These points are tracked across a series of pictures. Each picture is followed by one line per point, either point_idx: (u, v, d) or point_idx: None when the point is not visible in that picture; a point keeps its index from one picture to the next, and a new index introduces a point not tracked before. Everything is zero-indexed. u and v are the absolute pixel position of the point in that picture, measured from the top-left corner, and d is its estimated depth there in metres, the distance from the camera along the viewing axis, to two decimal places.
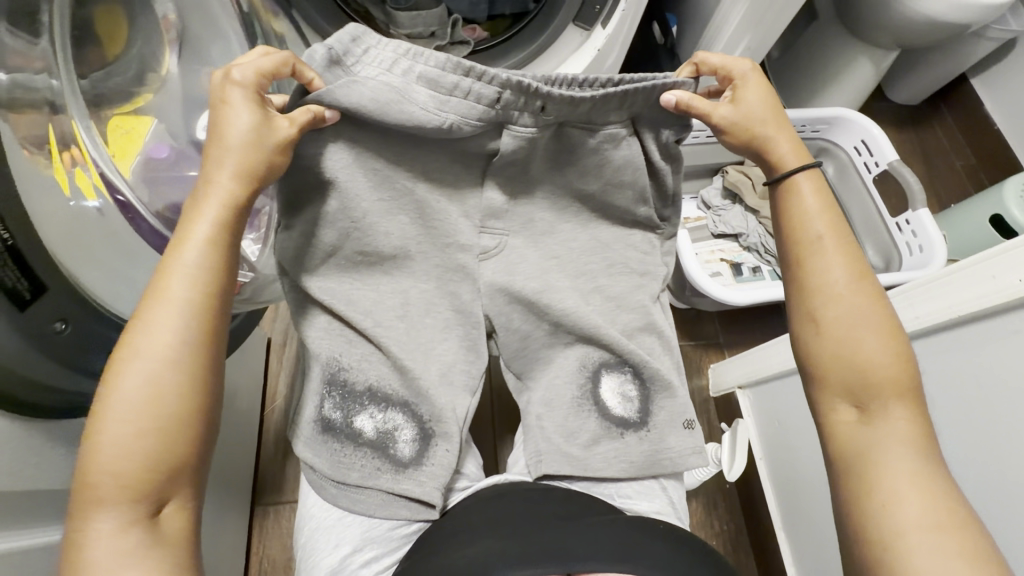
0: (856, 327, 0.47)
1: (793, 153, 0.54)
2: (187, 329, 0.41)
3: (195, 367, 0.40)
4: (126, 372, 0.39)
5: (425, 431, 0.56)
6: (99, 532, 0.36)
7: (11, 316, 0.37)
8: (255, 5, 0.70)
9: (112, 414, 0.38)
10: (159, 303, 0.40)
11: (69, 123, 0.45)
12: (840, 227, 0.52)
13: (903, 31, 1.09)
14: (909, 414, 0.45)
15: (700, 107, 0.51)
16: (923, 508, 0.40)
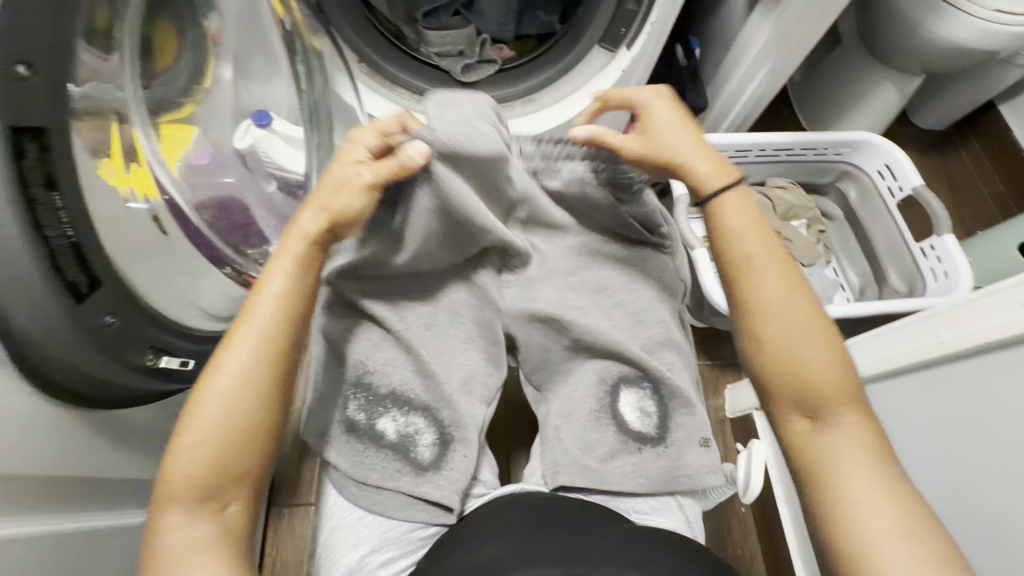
0: (801, 342, 0.48)
1: (712, 172, 0.55)
2: (262, 354, 0.45)
3: (267, 387, 0.45)
4: (212, 383, 0.44)
5: (445, 436, 0.57)
6: (171, 522, 0.41)
7: (71, 310, 0.37)
8: (298, 24, 0.73)
9: (194, 423, 0.43)
10: (248, 326, 0.46)
11: (131, 131, 0.49)
12: (769, 236, 0.53)
13: (929, 57, 1.10)
14: (858, 419, 0.46)
15: (607, 141, 0.57)
16: (889, 516, 0.41)
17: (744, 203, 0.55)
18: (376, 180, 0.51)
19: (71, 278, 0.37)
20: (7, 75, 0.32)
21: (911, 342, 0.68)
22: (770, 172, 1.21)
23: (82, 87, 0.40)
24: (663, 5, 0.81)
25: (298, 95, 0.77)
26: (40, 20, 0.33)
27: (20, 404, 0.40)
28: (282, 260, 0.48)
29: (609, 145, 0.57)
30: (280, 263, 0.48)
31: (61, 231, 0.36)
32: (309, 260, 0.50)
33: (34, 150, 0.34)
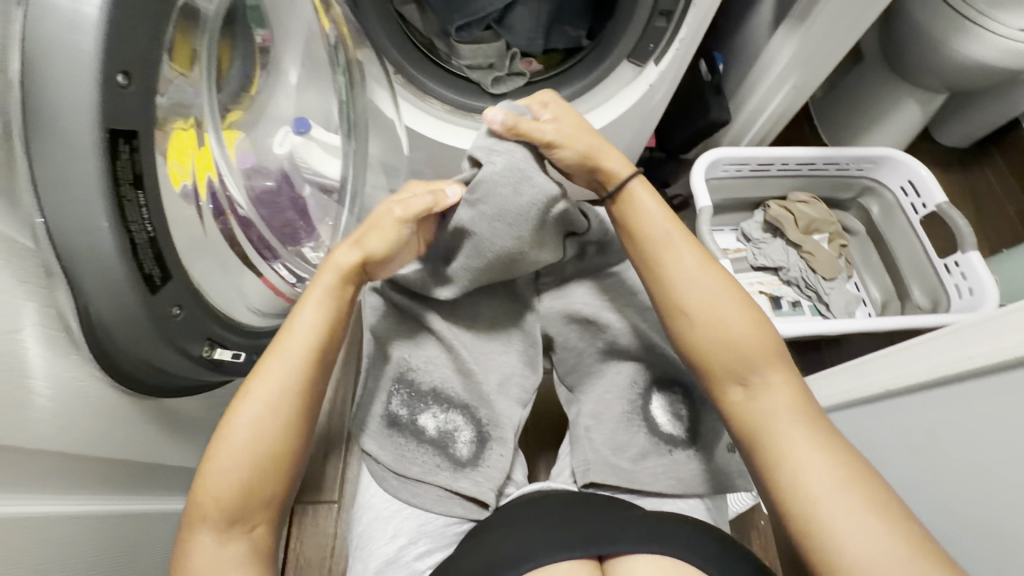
0: (723, 314, 0.52)
1: (621, 163, 0.59)
2: (291, 382, 0.49)
3: (293, 414, 0.49)
4: (245, 406, 0.47)
5: (482, 435, 0.62)
6: (201, 542, 0.44)
7: (145, 300, 0.40)
8: (343, 37, 0.76)
9: (224, 447, 0.46)
10: (280, 352, 0.50)
11: (203, 134, 0.53)
12: (675, 219, 0.57)
13: (953, 75, 1.10)
14: (784, 378, 0.50)
15: (522, 126, 0.57)
16: (825, 467, 0.46)
17: (649, 189, 0.59)
18: (408, 213, 0.56)
19: (146, 269, 0.40)
20: (109, 83, 0.35)
21: (936, 357, 0.68)
22: (792, 186, 1.22)
23: (161, 95, 0.43)
24: (692, 22, 0.83)
25: (337, 103, 0.80)
26: (140, 34, 0.36)
27: (91, 387, 0.43)
28: (314, 292, 0.54)
29: (520, 129, 0.57)
30: (312, 301, 0.53)
31: (142, 226, 0.39)
32: (339, 289, 0.55)
33: (125, 152, 0.37)
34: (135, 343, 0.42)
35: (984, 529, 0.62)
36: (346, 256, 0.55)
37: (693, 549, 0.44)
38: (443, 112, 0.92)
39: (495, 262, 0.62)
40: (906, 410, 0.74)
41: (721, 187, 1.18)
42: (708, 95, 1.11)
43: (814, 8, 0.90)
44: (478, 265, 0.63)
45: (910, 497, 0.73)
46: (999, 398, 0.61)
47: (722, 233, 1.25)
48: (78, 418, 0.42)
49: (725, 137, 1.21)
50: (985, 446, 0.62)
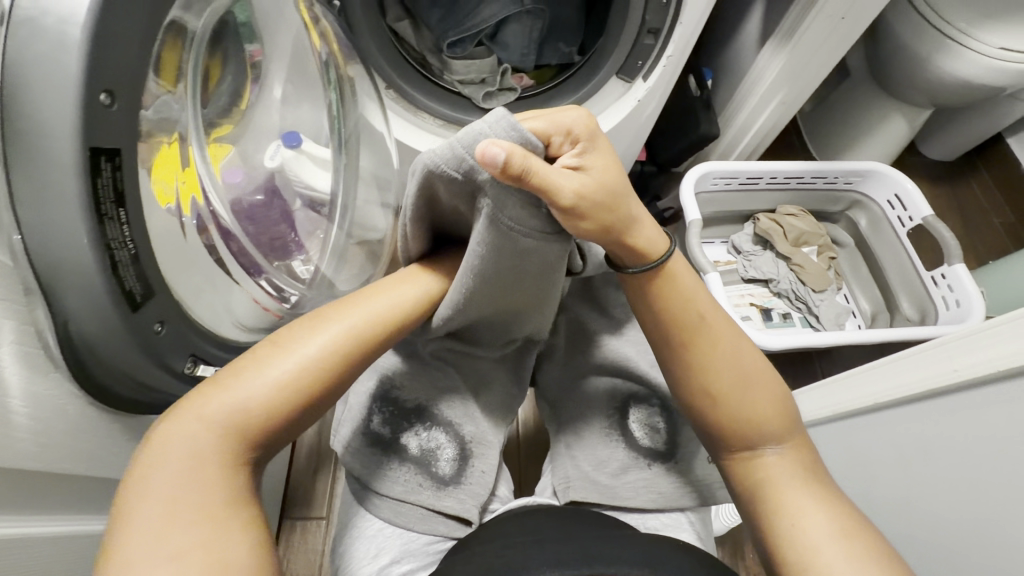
0: (744, 390, 0.53)
1: (651, 226, 0.50)
2: (351, 331, 0.50)
3: (338, 365, 0.48)
4: (306, 340, 0.48)
5: (464, 452, 0.63)
6: (184, 443, 0.40)
7: (127, 317, 0.40)
8: (334, 55, 0.79)
9: (259, 362, 0.46)
10: (347, 315, 0.51)
11: (189, 148, 0.54)
12: (706, 297, 0.54)
13: (938, 90, 1.12)
14: (795, 444, 0.53)
15: (536, 169, 0.40)
16: (831, 527, 0.48)
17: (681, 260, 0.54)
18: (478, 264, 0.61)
19: (128, 286, 0.40)
20: (93, 102, 0.35)
21: (926, 369, 0.68)
22: (781, 199, 1.23)
23: (147, 112, 0.44)
24: (679, 40, 0.84)
25: (329, 119, 0.82)
26: (125, 52, 0.37)
27: (70, 404, 0.42)
28: (407, 276, 0.57)
29: (535, 175, 0.40)
30: (408, 291, 0.55)
31: (124, 246, 0.39)
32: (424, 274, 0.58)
33: (107, 169, 0.37)
34: (116, 361, 0.41)
35: (971, 540, 0.62)
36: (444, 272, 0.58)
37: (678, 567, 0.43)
38: (437, 128, 0.93)
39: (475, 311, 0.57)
40: (894, 422, 0.74)
41: (710, 201, 1.20)
42: (698, 110, 1.13)
43: (801, 26, 0.92)
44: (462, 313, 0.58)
45: (899, 508, 0.73)
46: (985, 411, 0.61)
47: (713, 245, 1.26)
48: (57, 435, 0.42)
49: (715, 151, 1.22)
50: (969, 459, 0.62)
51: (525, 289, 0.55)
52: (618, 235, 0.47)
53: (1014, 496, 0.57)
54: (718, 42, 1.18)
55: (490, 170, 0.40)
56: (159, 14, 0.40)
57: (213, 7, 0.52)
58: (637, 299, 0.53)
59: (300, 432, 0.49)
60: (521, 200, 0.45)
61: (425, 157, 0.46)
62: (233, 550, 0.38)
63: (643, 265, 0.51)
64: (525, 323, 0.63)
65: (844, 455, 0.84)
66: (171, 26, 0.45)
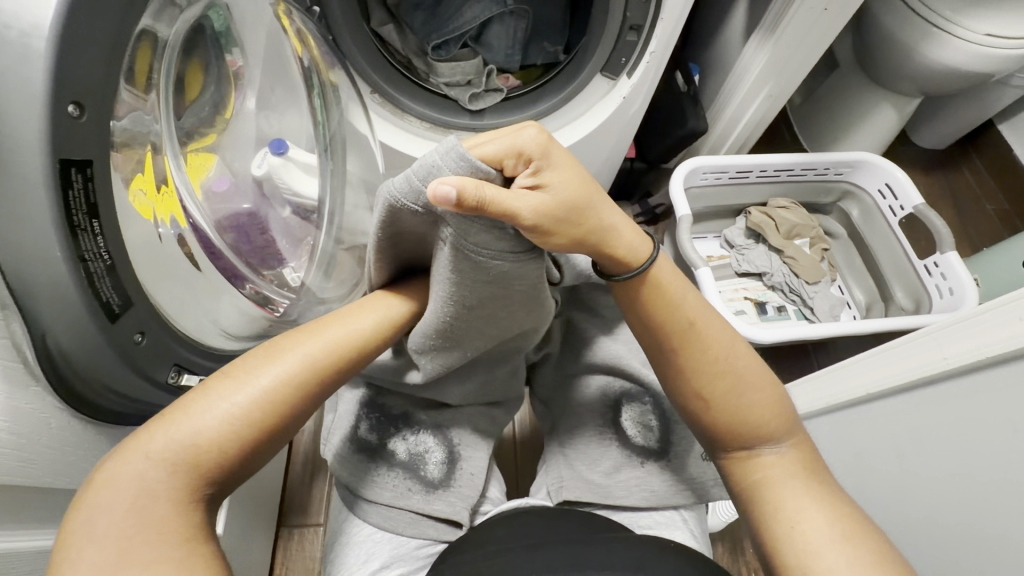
0: (742, 392, 0.53)
1: (629, 228, 0.48)
2: (310, 358, 0.49)
3: (296, 393, 0.48)
4: (262, 370, 0.47)
5: (453, 455, 0.63)
6: (133, 481, 0.40)
7: (105, 328, 0.40)
8: (316, 61, 0.78)
9: (213, 394, 0.45)
10: (303, 345, 0.50)
11: (163, 161, 0.53)
12: (699, 296, 0.53)
13: (925, 78, 1.12)
14: (792, 444, 0.53)
15: (491, 198, 0.39)
16: (831, 526, 0.48)
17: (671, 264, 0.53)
18: None
19: (104, 297, 0.39)
20: (61, 114, 0.35)
21: (917, 357, 0.68)
22: (772, 192, 1.23)
23: (121, 119, 0.44)
24: (661, 36, 0.84)
25: (313, 125, 0.80)
26: (95, 64, 0.37)
27: (53, 419, 0.42)
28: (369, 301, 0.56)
29: (492, 204, 0.39)
30: (368, 319, 0.54)
31: (99, 256, 0.39)
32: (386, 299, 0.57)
33: (78, 181, 0.37)
34: (96, 372, 0.41)
35: (968, 527, 0.61)
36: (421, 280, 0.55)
37: (671, 567, 0.43)
38: (423, 130, 0.94)
39: (458, 339, 0.55)
40: (887, 412, 0.74)
41: (701, 195, 1.19)
42: (685, 105, 1.12)
43: (783, 19, 0.92)
44: (449, 343, 0.55)
45: (896, 498, 0.73)
46: (978, 398, 0.60)
47: (704, 240, 1.26)
48: (42, 448, 0.41)
49: (704, 146, 1.22)
50: (963, 447, 0.62)
51: (510, 313, 0.53)
52: (595, 243, 0.46)
53: (1009, 484, 0.56)
54: (704, 37, 1.18)
55: (443, 206, 0.39)
56: (130, 24, 0.40)
57: (184, 16, 0.52)
58: (628, 306, 0.52)
59: (262, 461, 0.49)
60: (485, 225, 0.43)
61: (382, 195, 0.45)
62: None
63: (627, 273, 0.49)
64: (518, 340, 0.60)
65: (840, 447, 0.84)
66: (142, 35, 0.45)
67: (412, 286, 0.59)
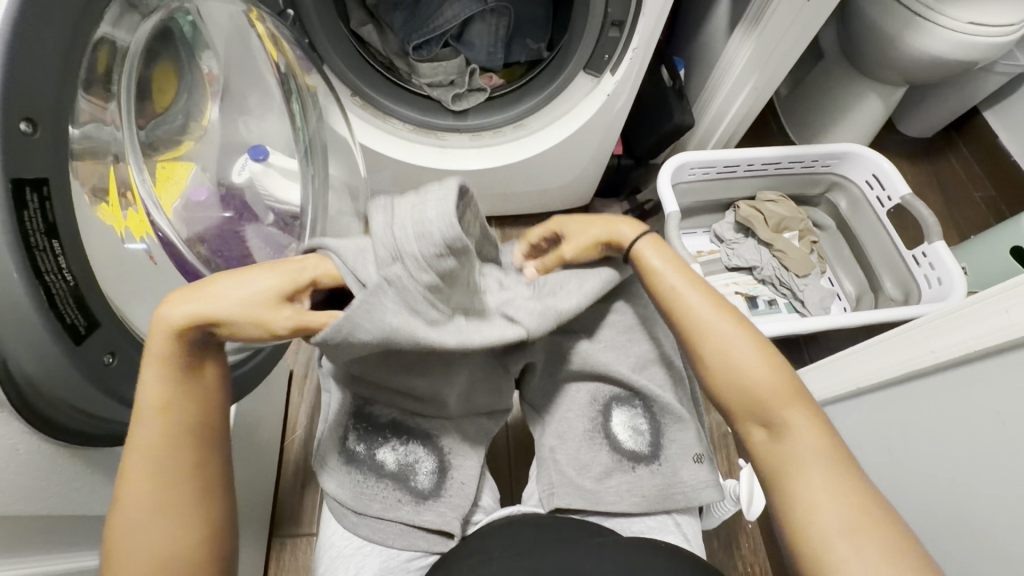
0: (744, 371, 0.51)
1: (627, 224, 0.58)
2: (157, 458, 0.43)
3: (181, 482, 0.44)
4: (128, 503, 0.42)
5: (443, 466, 0.62)
6: None
7: (71, 351, 0.38)
8: (292, 66, 0.76)
9: (118, 539, 0.42)
10: (153, 432, 0.43)
11: (126, 169, 0.51)
12: (692, 274, 0.57)
13: (910, 68, 1.12)
14: (809, 422, 0.49)
15: (546, 258, 0.57)
16: (843, 507, 0.44)
17: (665, 246, 0.58)
18: (279, 287, 0.44)
19: (68, 321, 0.38)
20: (12, 131, 0.34)
21: (905, 350, 0.68)
22: (760, 186, 1.22)
23: (82, 128, 0.42)
24: (644, 31, 0.82)
25: (293, 131, 0.78)
26: (44, 78, 0.36)
27: (21, 445, 0.40)
28: (151, 362, 0.43)
29: (554, 266, 0.57)
30: (165, 389, 0.44)
31: (60, 276, 0.38)
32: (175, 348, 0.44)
33: (34, 201, 0.36)
34: (65, 397, 0.40)
35: (962, 521, 0.61)
36: (308, 269, 0.45)
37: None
38: (406, 132, 0.96)
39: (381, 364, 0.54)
40: (880, 405, 0.74)
41: (689, 190, 1.19)
42: (671, 100, 1.11)
43: (766, 10, 0.91)
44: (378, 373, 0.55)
45: (889, 492, 0.73)
46: (968, 390, 0.60)
47: (694, 236, 1.26)
48: (11, 477, 0.40)
49: (692, 140, 1.21)
50: (956, 440, 0.62)
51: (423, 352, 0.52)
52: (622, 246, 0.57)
53: (1001, 478, 0.56)
54: (689, 30, 1.17)
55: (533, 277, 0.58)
56: (80, 34, 0.39)
57: (147, 23, 0.50)
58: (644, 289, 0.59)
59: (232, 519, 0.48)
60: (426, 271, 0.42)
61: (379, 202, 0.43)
62: None
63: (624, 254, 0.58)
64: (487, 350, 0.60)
65: None
66: (99, 44, 0.43)
67: (208, 292, 0.44)
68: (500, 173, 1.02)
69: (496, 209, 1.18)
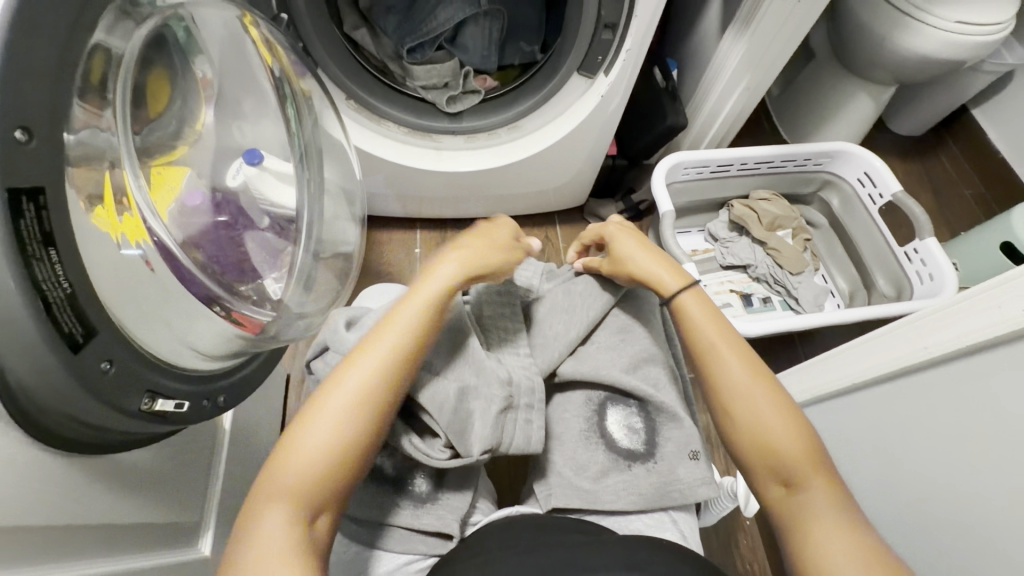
0: (765, 420, 0.53)
1: (671, 276, 0.65)
2: (383, 372, 0.52)
3: (375, 407, 0.51)
4: (332, 396, 0.50)
5: (441, 469, 0.63)
6: (268, 525, 0.45)
7: (67, 361, 0.38)
8: (287, 71, 0.76)
9: (307, 431, 0.49)
10: (386, 353, 0.53)
11: (122, 174, 0.50)
12: (725, 328, 0.60)
13: (899, 67, 1.13)
14: (823, 477, 0.50)
15: (588, 263, 0.71)
16: (854, 558, 0.44)
17: (701, 302, 0.63)
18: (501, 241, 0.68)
19: (66, 328, 0.38)
20: (8, 140, 0.34)
21: (896, 346, 0.69)
22: (753, 185, 1.23)
23: (77, 135, 0.42)
24: (636, 33, 0.82)
25: (288, 136, 0.78)
26: (37, 87, 0.36)
27: (18, 453, 0.40)
28: (414, 296, 0.58)
29: (592, 272, 0.72)
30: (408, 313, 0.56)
31: (57, 285, 0.38)
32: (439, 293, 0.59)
33: (30, 210, 0.36)
34: (63, 405, 0.39)
35: (957, 513, 0.62)
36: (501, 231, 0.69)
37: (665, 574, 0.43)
38: (401, 134, 0.97)
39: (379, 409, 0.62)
40: (873, 401, 0.75)
41: (683, 190, 1.19)
42: (665, 101, 1.11)
43: (758, 10, 0.92)
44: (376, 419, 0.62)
45: (884, 489, 0.73)
46: (961, 384, 0.61)
47: (689, 235, 1.26)
48: (9, 485, 0.40)
49: (685, 140, 1.22)
50: (950, 434, 0.63)
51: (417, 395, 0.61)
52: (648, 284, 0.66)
53: (995, 470, 0.57)
54: (682, 32, 1.18)
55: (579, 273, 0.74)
56: (74, 43, 0.39)
57: (141, 30, 0.51)
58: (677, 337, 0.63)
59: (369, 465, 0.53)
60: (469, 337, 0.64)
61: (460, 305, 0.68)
62: None
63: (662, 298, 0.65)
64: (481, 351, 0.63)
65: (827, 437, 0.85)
66: (93, 51, 0.43)
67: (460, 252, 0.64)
68: (493, 174, 1.03)
69: (490, 212, 1.18)
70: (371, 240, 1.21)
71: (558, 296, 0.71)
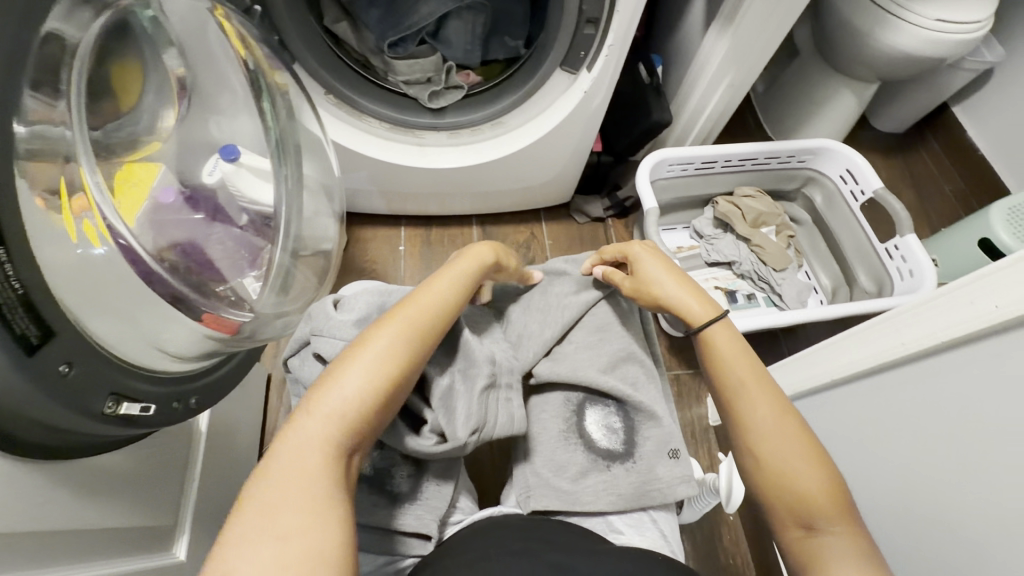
0: (789, 459, 0.51)
1: (698, 305, 0.63)
2: (414, 327, 0.54)
3: (408, 358, 0.52)
4: (370, 343, 0.51)
5: (420, 469, 0.63)
6: (304, 446, 0.43)
7: (22, 363, 0.37)
8: (261, 64, 0.74)
9: (346, 368, 0.49)
10: (421, 312, 0.55)
11: (78, 171, 0.48)
12: (753, 364, 0.58)
13: (881, 65, 1.14)
14: (847, 527, 0.47)
15: (609, 275, 0.70)
16: None
17: (729, 333, 0.61)
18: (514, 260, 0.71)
19: (18, 327, 0.37)
20: None
21: (877, 342, 0.69)
22: (738, 182, 1.23)
23: (30, 128, 0.41)
24: (619, 28, 0.82)
25: (263, 131, 0.75)
26: None
27: None
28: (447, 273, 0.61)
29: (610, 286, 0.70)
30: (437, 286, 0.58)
31: (6, 283, 0.36)
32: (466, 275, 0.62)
33: None
34: (22, 409, 0.38)
35: (935, 507, 0.63)
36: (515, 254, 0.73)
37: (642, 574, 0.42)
38: (384, 131, 0.96)
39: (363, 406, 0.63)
40: (853, 398, 0.75)
41: (668, 186, 1.19)
42: (649, 97, 1.11)
43: (741, 7, 0.92)
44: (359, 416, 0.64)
45: (865, 483, 0.74)
46: (939, 380, 0.62)
47: (673, 232, 1.27)
48: None
49: (670, 137, 1.22)
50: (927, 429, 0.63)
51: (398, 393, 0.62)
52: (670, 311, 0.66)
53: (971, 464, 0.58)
54: (666, 28, 1.17)
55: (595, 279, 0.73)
56: (25, 32, 0.37)
57: (98, 21, 0.49)
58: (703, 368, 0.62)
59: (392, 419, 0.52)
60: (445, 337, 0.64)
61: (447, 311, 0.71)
62: (345, 532, 0.40)
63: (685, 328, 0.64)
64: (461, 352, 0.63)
65: None
66: (46, 41, 0.41)
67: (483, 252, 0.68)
68: (476, 171, 1.02)
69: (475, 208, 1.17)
70: (352, 237, 1.19)
71: (536, 296, 0.74)
